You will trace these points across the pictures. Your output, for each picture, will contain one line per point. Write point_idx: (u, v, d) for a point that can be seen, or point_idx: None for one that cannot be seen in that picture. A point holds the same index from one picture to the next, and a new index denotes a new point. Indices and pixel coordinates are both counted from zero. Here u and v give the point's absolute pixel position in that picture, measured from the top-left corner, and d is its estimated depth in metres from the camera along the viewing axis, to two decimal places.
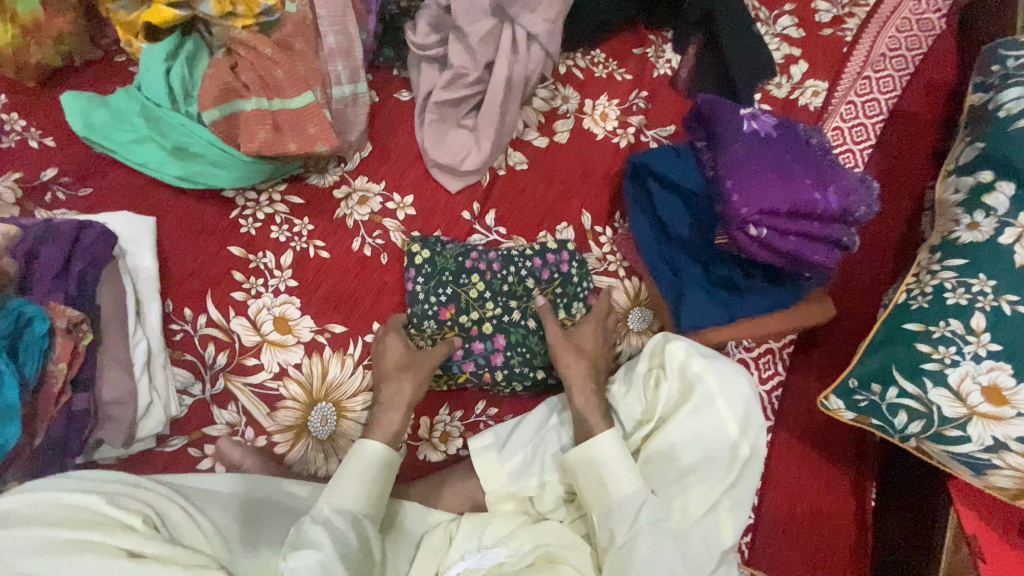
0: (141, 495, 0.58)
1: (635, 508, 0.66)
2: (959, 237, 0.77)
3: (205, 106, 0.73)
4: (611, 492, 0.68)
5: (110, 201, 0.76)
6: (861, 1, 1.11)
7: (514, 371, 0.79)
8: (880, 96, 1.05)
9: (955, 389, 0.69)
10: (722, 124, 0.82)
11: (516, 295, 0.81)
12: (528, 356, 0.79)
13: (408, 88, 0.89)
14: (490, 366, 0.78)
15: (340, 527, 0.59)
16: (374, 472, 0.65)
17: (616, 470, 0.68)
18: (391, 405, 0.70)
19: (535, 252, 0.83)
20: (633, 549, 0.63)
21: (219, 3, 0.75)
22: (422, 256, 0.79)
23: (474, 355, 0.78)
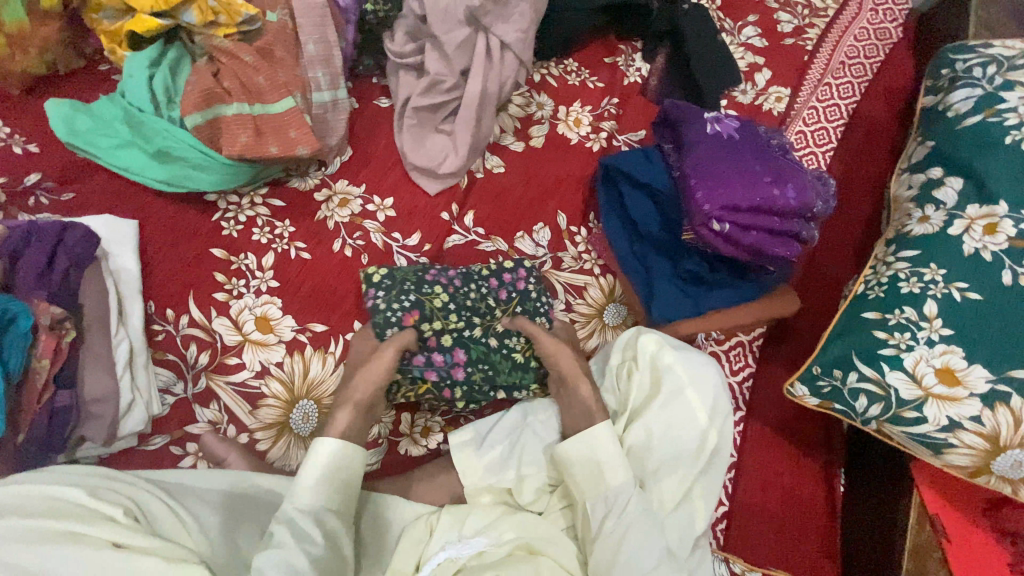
0: (124, 490, 0.58)
1: (625, 498, 0.68)
2: (912, 230, 0.81)
3: (188, 111, 0.75)
4: (605, 483, 0.70)
5: (93, 205, 0.77)
6: (819, 13, 1.18)
7: (474, 387, 0.77)
8: (840, 102, 1.10)
9: (910, 372, 0.73)
10: (688, 126, 0.85)
11: (481, 314, 0.80)
12: (490, 373, 0.78)
13: (387, 95, 0.92)
14: (450, 381, 0.76)
15: (304, 529, 0.59)
16: (333, 470, 0.63)
17: (612, 461, 0.70)
18: (342, 402, 0.68)
19: (492, 272, 0.83)
20: (623, 538, 0.66)
21: (202, 12, 0.77)
22: (380, 273, 0.78)
23: (435, 367, 0.76)
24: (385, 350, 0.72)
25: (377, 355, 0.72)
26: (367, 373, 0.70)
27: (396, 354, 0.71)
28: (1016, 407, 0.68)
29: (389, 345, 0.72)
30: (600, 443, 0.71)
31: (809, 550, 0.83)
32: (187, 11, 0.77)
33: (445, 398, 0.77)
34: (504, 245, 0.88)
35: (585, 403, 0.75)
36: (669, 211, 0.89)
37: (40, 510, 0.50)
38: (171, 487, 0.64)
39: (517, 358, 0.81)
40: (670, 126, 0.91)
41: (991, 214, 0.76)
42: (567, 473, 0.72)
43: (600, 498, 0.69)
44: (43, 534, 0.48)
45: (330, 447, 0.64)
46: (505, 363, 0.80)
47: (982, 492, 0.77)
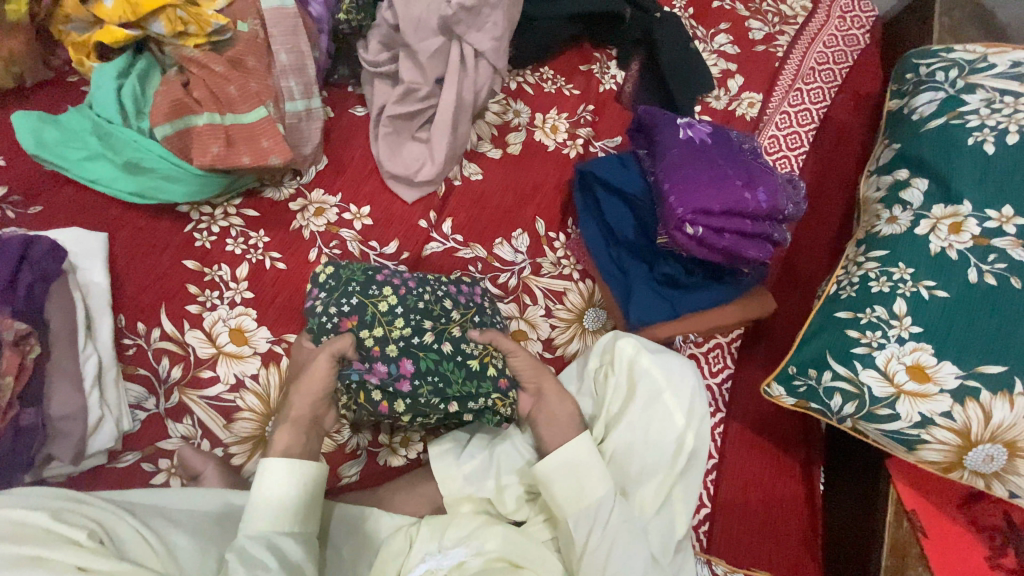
0: (89, 512, 0.55)
1: (606, 505, 0.69)
2: (881, 231, 0.83)
3: (158, 121, 0.74)
4: (584, 497, 0.70)
5: (61, 218, 0.76)
6: (789, 21, 1.21)
7: (421, 400, 0.72)
8: (811, 106, 1.12)
9: (883, 369, 0.74)
10: (660, 133, 0.87)
11: (432, 321, 0.75)
12: (440, 383, 0.72)
13: (363, 104, 0.92)
14: (396, 394, 0.71)
15: (255, 552, 0.55)
16: (287, 489, 0.62)
17: (591, 473, 0.70)
18: (287, 420, 0.67)
19: (450, 282, 0.80)
20: (613, 544, 0.66)
21: (170, 23, 0.77)
22: (325, 273, 0.76)
23: (381, 378, 0.71)
24: (319, 358, 0.69)
25: (313, 362, 0.70)
26: (302, 389, 0.68)
27: (329, 363, 0.69)
28: (986, 401, 0.69)
29: (322, 353, 0.69)
30: (581, 455, 0.71)
31: (791, 548, 0.83)
32: (156, 22, 0.77)
33: (390, 411, 0.71)
34: (483, 251, 0.88)
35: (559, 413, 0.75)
36: (645, 216, 0.90)
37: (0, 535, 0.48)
38: (140, 507, 0.62)
39: (474, 365, 0.75)
40: (644, 132, 0.93)
41: (956, 213, 0.78)
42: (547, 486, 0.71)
43: (584, 510, 0.69)
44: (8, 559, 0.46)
45: (276, 468, 0.63)
46: (457, 370, 0.74)
47: (959, 487, 0.78)
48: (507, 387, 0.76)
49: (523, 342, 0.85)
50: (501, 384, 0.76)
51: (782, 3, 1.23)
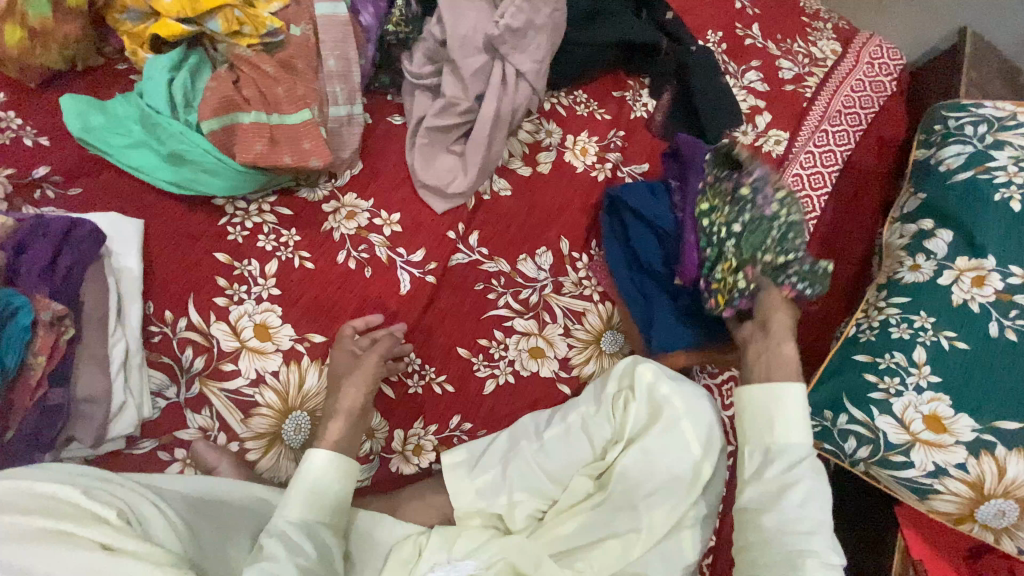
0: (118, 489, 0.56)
1: (800, 457, 0.65)
2: (902, 277, 0.84)
3: (205, 116, 0.76)
4: (776, 435, 0.67)
5: (98, 201, 0.77)
6: (819, 63, 1.23)
7: (709, 224, 0.84)
8: (836, 148, 1.14)
9: (899, 417, 0.75)
10: (689, 177, 0.90)
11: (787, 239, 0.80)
12: (715, 251, 0.82)
13: (401, 113, 0.93)
14: (716, 208, 0.84)
15: (295, 537, 0.57)
16: (327, 480, 0.63)
17: (787, 419, 0.67)
18: (331, 415, 0.69)
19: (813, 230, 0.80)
20: (783, 489, 0.63)
21: (227, 21, 0.79)
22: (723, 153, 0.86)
23: (741, 184, 0.83)
24: (369, 357, 0.74)
25: (363, 360, 0.74)
26: (355, 384, 0.71)
27: (377, 361, 0.73)
28: (1001, 456, 0.71)
29: (372, 352, 0.74)
30: (789, 399, 0.68)
31: None
32: (212, 20, 0.79)
33: (722, 191, 0.85)
34: (507, 265, 0.89)
35: (788, 358, 0.72)
36: (670, 250, 0.91)
37: (37, 508, 0.49)
38: (165, 491, 0.62)
39: (773, 260, 0.78)
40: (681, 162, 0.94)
41: (979, 267, 0.79)
42: (760, 409, 0.69)
43: (776, 453, 0.66)
44: (34, 533, 0.46)
45: (319, 460, 0.63)
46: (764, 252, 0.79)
47: (965, 540, 0.79)
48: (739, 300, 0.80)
49: (539, 359, 0.86)
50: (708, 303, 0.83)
51: (813, 45, 1.25)
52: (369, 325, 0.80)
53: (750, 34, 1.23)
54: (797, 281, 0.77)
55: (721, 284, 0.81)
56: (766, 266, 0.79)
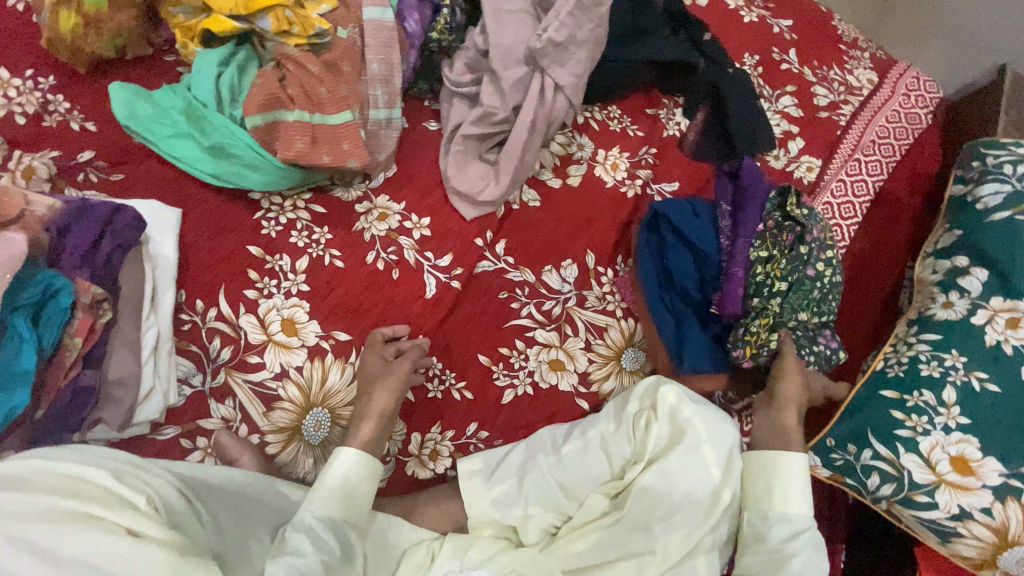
0: (147, 475, 0.57)
1: (801, 528, 0.70)
2: (935, 314, 0.84)
3: (250, 111, 0.77)
4: (777, 504, 0.72)
5: (139, 188, 0.79)
6: (855, 91, 1.22)
7: (762, 273, 0.84)
8: (868, 178, 1.13)
9: (925, 456, 0.74)
10: (749, 209, 0.89)
11: (814, 302, 0.85)
12: (761, 303, 0.83)
13: (437, 119, 0.94)
14: (770, 258, 0.85)
15: (322, 536, 0.59)
16: (353, 481, 0.65)
17: (790, 489, 0.72)
18: (364, 416, 0.70)
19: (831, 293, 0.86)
20: (786, 558, 0.68)
21: (278, 21, 0.80)
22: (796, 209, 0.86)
23: (802, 239, 0.84)
24: (400, 363, 0.75)
25: (395, 366, 0.74)
26: (387, 386, 0.72)
27: (408, 370, 0.74)
28: None
29: (405, 360, 0.75)
30: (790, 471, 0.73)
31: None
32: (264, 18, 0.80)
33: (778, 243, 0.85)
34: (532, 276, 0.89)
35: (791, 428, 0.76)
36: (707, 277, 0.91)
37: (66, 488, 0.50)
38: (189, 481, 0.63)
39: (802, 317, 0.84)
40: (738, 188, 0.94)
41: (1015, 308, 0.79)
42: (762, 478, 0.74)
43: (775, 521, 0.71)
44: (64, 514, 0.47)
45: (349, 459, 0.65)
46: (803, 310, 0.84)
47: None
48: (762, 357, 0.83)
49: (559, 372, 0.86)
50: (735, 352, 0.84)
51: (849, 73, 1.24)
52: (396, 334, 0.81)
53: (787, 59, 1.23)
54: (814, 359, 0.84)
55: (753, 337, 0.83)
56: (795, 324, 0.85)
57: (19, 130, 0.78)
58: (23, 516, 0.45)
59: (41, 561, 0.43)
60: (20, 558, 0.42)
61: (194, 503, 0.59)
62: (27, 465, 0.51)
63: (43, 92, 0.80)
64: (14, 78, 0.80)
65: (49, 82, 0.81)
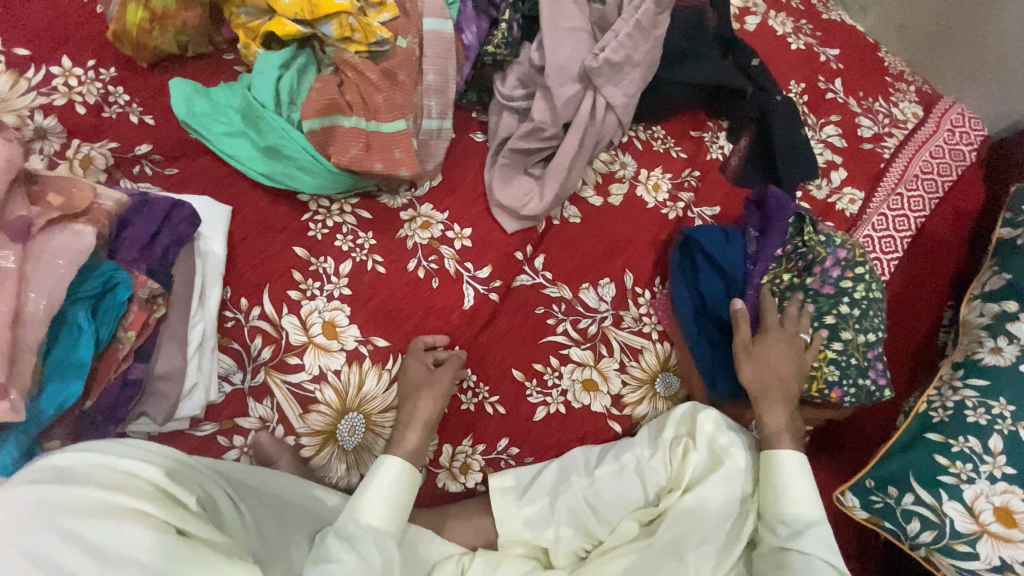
0: (195, 475, 0.60)
1: (806, 525, 0.70)
2: (983, 358, 0.83)
3: (308, 115, 0.79)
4: (787, 504, 0.72)
5: (192, 183, 0.79)
6: (900, 124, 1.21)
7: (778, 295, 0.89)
8: (910, 214, 1.11)
9: (968, 505, 0.73)
10: (771, 233, 0.91)
11: (840, 323, 0.86)
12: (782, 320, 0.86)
13: (483, 130, 0.94)
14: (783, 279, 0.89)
15: (363, 542, 0.61)
16: (397, 489, 0.66)
17: (797, 487, 0.73)
18: (408, 424, 0.72)
19: (859, 314, 0.87)
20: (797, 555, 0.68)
21: (341, 27, 0.81)
22: (814, 232, 0.90)
23: (813, 265, 0.88)
24: (443, 371, 0.77)
25: (437, 377, 0.76)
26: (432, 395, 0.74)
27: (451, 380, 0.76)
28: None
29: (447, 368, 0.77)
30: (792, 469, 0.74)
31: None
32: (327, 24, 0.81)
33: (794, 264, 0.89)
34: (569, 293, 0.88)
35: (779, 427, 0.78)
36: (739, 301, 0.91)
37: (118, 483, 0.51)
38: (235, 481, 0.66)
39: (841, 337, 0.86)
40: (764, 215, 0.95)
41: None
42: (766, 479, 0.75)
43: (774, 522, 0.72)
44: (116, 509, 0.48)
45: (392, 468, 0.67)
46: (837, 330, 0.86)
47: None
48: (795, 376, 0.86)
49: (592, 392, 0.84)
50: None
51: (894, 106, 1.23)
52: (435, 343, 0.81)
53: (832, 88, 1.22)
54: (849, 392, 0.85)
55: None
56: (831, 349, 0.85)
57: (79, 119, 0.78)
58: (79, 509, 0.46)
59: (87, 553, 0.43)
60: (69, 550, 0.43)
61: (239, 506, 0.64)
62: (79, 458, 0.52)
63: (103, 83, 0.81)
64: (75, 67, 0.80)
65: (110, 73, 0.81)
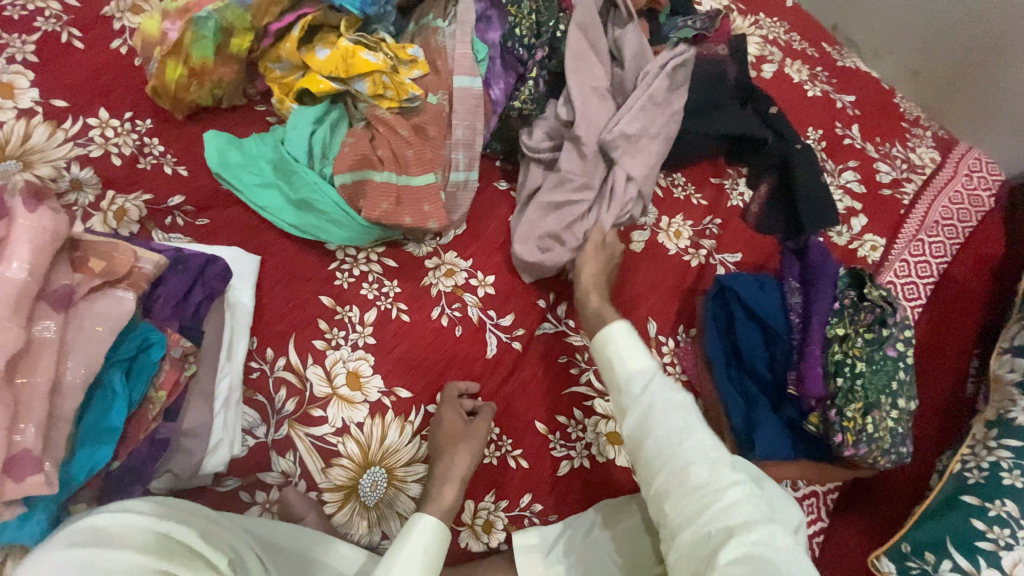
0: (227, 537, 0.59)
1: (648, 379, 0.65)
2: (1016, 417, 0.82)
3: (341, 169, 0.81)
4: (625, 368, 0.67)
5: (221, 233, 0.80)
6: (918, 170, 1.21)
7: (840, 353, 0.82)
8: (931, 260, 1.11)
9: (1009, 573, 0.70)
10: (821, 286, 0.86)
11: (898, 388, 0.83)
12: (846, 384, 0.79)
13: (506, 179, 0.96)
14: (846, 336, 0.83)
15: None
16: (430, 551, 0.63)
17: (630, 349, 0.68)
18: (445, 479, 0.71)
19: (907, 379, 0.84)
20: (657, 409, 0.62)
21: (374, 85, 0.84)
22: (876, 294, 0.85)
23: (884, 321, 0.84)
24: (478, 420, 0.77)
25: (473, 426, 0.76)
26: (469, 449, 0.73)
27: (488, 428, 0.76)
28: None
29: (481, 416, 0.77)
30: (614, 335, 0.69)
31: None
32: (360, 82, 0.83)
33: (856, 321, 0.84)
34: None
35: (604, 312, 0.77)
36: (780, 356, 0.87)
37: (152, 544, 0.49)
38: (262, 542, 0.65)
39: (899, 404, 0.82)
40: (804, 266, 0.91)
41: None
42: (602, 359, 0.70)
43: (625, 385, 0.66)
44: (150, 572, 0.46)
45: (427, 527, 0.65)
46: (896, 397, 0.82)
47: None
48: (857, 446, 0.79)
49: (617, 446, 0.83)
50: (836, 437, 0.79)
51: (911, 152, 1.24)
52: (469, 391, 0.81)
53: (849, 134, 1.22)
54: (890, 460, 0.82)
55: (851, 423, 0.78)
56: (889, 415, 0.81)
57: (115, 171, 0.80)
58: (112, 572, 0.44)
59: None
60: None
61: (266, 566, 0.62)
62: (116, 519, 0.51)
63: (139, 135, 0.82)
64: (112, 119, 0.82)
65: (146, 124, 0.83)
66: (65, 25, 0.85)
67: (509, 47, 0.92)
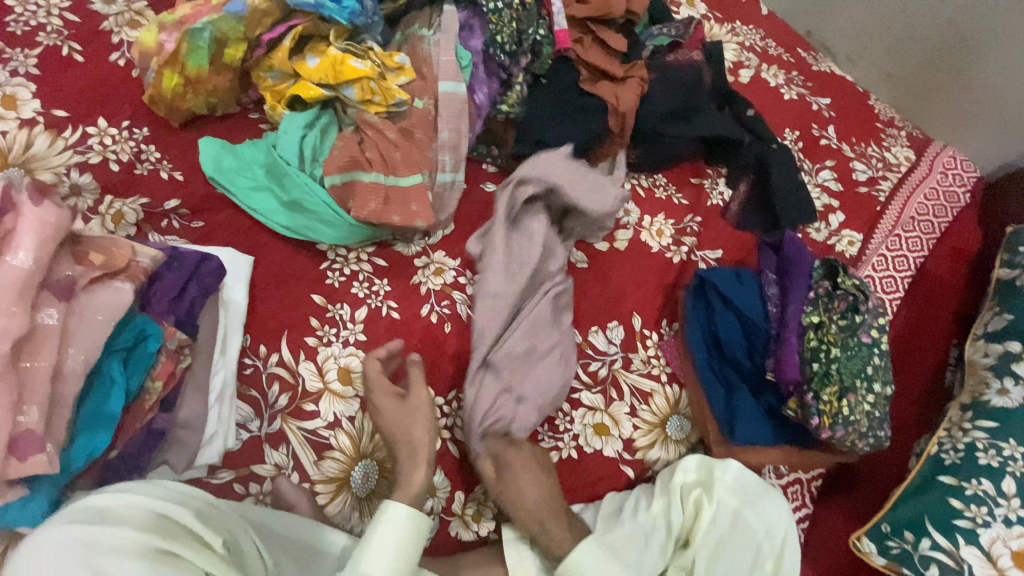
0: (226, 518, 0.62)
1: None
2: (990, 400, 0.84)
3: (330, 171, 0.84)
4: None
5: (216, 236, 0.83)
6: (893, 168, 1.25)
7: (815, 340, 0.86)
8: (908, 254, 1.14)
9: (986, 550, 0.74)
10: (795, 277, 0.90)
11: (873, 373, 0.85)
12: (821, 368, 0.83)
13: (493, 181, 0.99)
14: (822, 324, 0.87)
15: None
16: (402, 533, 0.66)
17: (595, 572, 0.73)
18: (412, 461, 0.73)
19: (882, 364, 0.87)
20: None
21: (362, 91, 0.87)
22: (850, 283, 0.88)
23: (857, 308, 0.87)
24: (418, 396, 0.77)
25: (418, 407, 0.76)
26: (422, 425, 0.75)
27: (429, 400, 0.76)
28: None
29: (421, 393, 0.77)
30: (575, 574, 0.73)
31: None
32: (349, 87, 0.87)
33: (829, 310, 0.88)
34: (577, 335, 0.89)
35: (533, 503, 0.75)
36: (759, 345, 0.90)
37: (151, 523, 0.53)
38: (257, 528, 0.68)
39: (875, 388, 0.85)
40: (780, 259, 0.96)
41: None
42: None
43: None
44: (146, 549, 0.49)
45: (398, 514, 0.66)
46: (871, 381, 0.85)
47: None
48: (835, 428, 0.82)
49: (604, 437, 0.85)
50: (813, 420, 0.82)
51: (887, 151, 1.28)
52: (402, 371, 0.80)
53: (826, 134, 1.27)
54: (868, 442, 0.84)
55: (827, 406, 0.82)
56: (865, 399, 0.84)
57: (112, 176, 0.82)
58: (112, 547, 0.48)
59: None
60: None
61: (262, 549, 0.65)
62: (118, 499, 0.54)
63: (136, 142, 0.85)
64: (110, 127, 0.85)
65: (142, 132, 0.86)
66: (65, 39, 0.89)
67: (491, 54, 0.96)
